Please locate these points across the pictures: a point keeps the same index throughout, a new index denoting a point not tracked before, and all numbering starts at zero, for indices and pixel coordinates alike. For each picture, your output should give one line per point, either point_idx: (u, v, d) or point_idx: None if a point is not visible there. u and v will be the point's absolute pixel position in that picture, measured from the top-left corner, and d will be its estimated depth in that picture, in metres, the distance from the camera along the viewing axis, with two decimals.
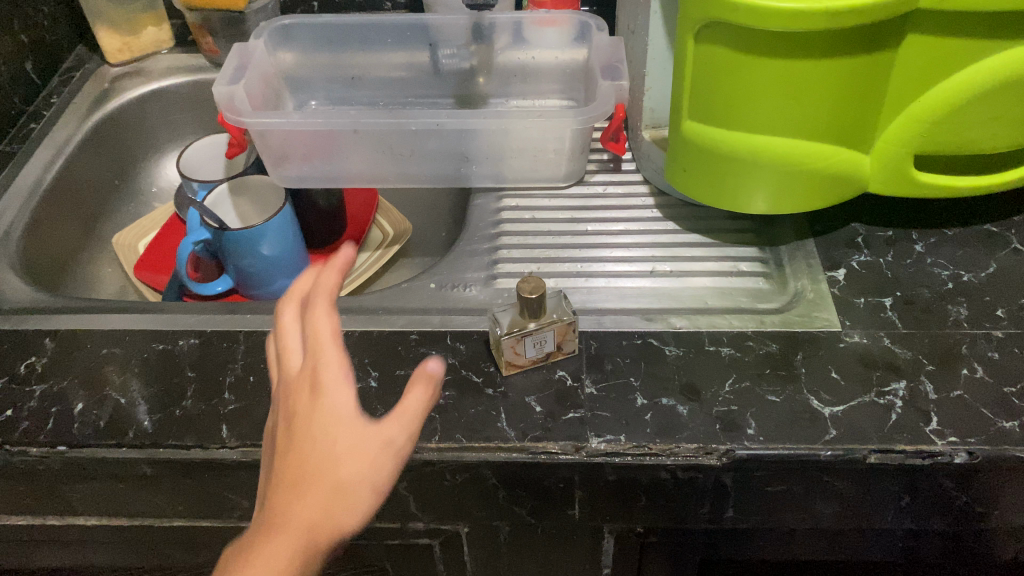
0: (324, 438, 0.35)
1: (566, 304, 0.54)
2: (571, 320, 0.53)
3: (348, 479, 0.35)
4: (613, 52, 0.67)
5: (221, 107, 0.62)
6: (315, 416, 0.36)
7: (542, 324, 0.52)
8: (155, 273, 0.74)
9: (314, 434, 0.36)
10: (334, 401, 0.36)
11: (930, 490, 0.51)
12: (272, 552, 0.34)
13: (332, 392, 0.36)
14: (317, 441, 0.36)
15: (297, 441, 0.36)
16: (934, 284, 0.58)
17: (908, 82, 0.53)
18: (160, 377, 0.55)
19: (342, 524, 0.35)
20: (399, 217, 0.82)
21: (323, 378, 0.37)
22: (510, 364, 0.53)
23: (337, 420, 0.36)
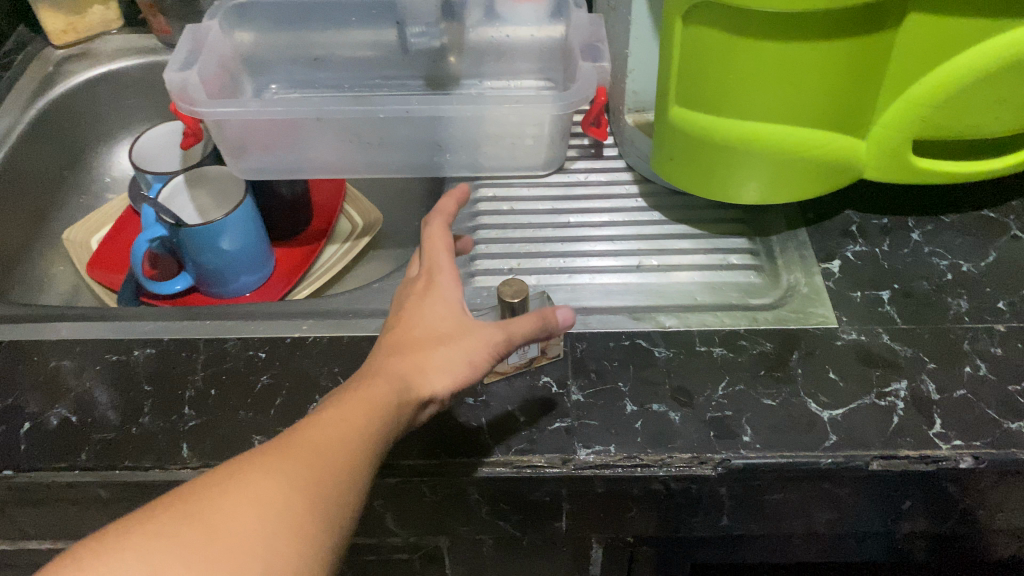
0: (435, 310, 0.43)
1: None
2: None
3: (453, 339, 0.41)
4: (594, 30, 0.63)
5: (173, 95, 0.58)
6: (429, 300, 0.43)
7: None
8: (109, 272, 0.70)
9: (432, 307, 0.43)
10: (450, 292, 0.44)
11: (933, 495, 0.49)
12: (381, 394, 0.38)
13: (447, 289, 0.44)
14: (436, 307, 0.43)
15: (417, 316, 0.43)
16: (932, 275, 0.56)
17: (909, 65, 0.50)
18: (114, 391, 0.51)
19: (446, 371, 0.40)
20: (369, 207, 0.79)
21: (436, 278, 0.45)
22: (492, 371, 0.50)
23: (450, 307, 0.43)
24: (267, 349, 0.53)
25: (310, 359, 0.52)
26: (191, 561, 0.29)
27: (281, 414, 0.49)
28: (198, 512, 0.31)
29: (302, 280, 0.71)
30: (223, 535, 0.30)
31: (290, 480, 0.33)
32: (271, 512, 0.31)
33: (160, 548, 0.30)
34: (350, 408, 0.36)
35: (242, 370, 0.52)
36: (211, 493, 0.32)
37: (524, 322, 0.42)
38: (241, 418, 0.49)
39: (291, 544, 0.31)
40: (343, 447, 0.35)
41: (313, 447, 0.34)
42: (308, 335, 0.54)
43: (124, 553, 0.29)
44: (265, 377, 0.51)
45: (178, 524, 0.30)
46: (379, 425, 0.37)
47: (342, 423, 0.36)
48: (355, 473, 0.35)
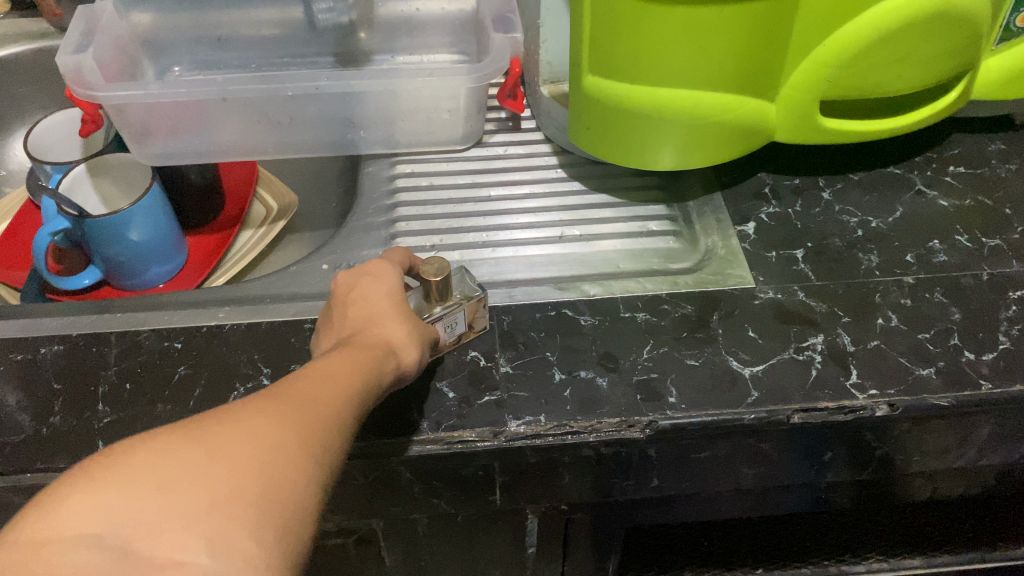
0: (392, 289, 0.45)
1: (470, 280, 0.51)
2: (482, 296, 0.49)
3: (412, 318, 0.44)
4: (504, 0, 0.62)
5: (68, 80, 0.55)
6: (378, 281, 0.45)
7: (451, 305, 0.48)
8: (11, 269, 0.66)
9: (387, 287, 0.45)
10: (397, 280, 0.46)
11: (852, 444, 0.50)
12: (361, 357, 0.38)
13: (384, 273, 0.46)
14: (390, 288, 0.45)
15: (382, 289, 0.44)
16: (844, 232, 0.58)
17: (814, 28, 0.50)
18: (21, 392, 0.49)
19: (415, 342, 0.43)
20: (284, 189, 0.77)
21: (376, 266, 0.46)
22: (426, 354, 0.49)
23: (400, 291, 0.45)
24: (183, 339, 0.51)
25: (229, 347, 0.51)
26: (202, 474, 0.26)
27: (201, 404, 0.48)
28: (202, 432, 0.28)
29: (217, 268, 0.69)
30: (232, 451, 0.28)
31: (291, 416, 0.31)
32: (279, 434, 0.29)
33: (168, 461, 0.26)
34: (332, 368, 0.36)
35: (157, 362, 0.50)
36: (212, 419, 0.29)
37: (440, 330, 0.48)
38: (158, 411, 0.48)
39: (300, 467, 0.29)
40: (336, 397, 0.34)
41: (307, 391, 0.33)
42: (226, 322, 0.52)
43: (125, 467, 0.26)
44: (183, 367, 0.50)
45: (182, 441, 0.27)
46: (362, 386, 0.36)
47: (328, 380, 0.35)
48: (350, 419, 0.33)
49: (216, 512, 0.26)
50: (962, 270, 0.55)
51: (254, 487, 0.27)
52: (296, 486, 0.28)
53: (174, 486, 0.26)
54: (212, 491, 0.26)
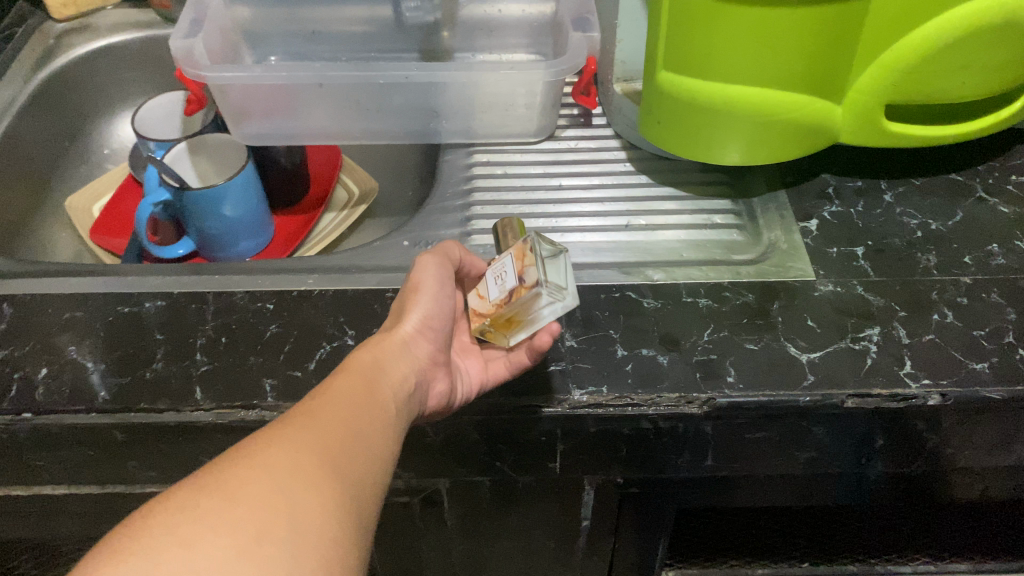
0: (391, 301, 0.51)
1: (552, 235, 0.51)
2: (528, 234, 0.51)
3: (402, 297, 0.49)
4: (583, 3, 0.65)
5: (179, 61, 0.60)
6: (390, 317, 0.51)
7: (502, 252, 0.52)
8: (112, 237, 0.72)
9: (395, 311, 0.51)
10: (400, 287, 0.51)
11: (902, 433, 0.52)
12: (361, 367, 0.42)
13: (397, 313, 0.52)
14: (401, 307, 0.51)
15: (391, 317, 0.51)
16: (904, 233, 0.59)
17: (882, 33, 0.53)
18: (127, 340, 0.53)
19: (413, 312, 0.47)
20: (364, 176, 0.81)
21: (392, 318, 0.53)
22: (478, 316, 0.51)
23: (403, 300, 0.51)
24: (275, 301, 0.56)
25: (316, 310, 0.55)
26: (223, 521, 0.31)
27: (290, 359, 0.52)
28: (215, 483, 0.32)
29: (301, 245, 0.73)
30: (246, 495, 0.32)
31: (296, 446, 0.35)
32: (285, 469, 0.33)
33: (188, 517, 0.31)
34: (337, 388, 0.40)
35: (250, 320, 0.54)
36: (224, 466, 0.33)
37: (448, 245, 0.51)
38: (251, 363, 0.52)
39: (313, 492, 0.33)
40: (341, 415, 0.38)
41: (311, 416, 0.37)
42: (313, 288, 0.56)
43: (152, 530, 0.30)
44: (274, 326, 0.54)
45: (199, 494, 0.32)
46: (367, 396, 0.40)
47: (334, 399, 0.39)
48: (362, 437, 0.38)
49: (241, 554, 0.30)
50: (1020, 274, 0.56)
51: (274, 524, 0.31)
52: (312, 509, 0.33)
53: (196, 538, 0.30)
54: (236, 535, 0.30)
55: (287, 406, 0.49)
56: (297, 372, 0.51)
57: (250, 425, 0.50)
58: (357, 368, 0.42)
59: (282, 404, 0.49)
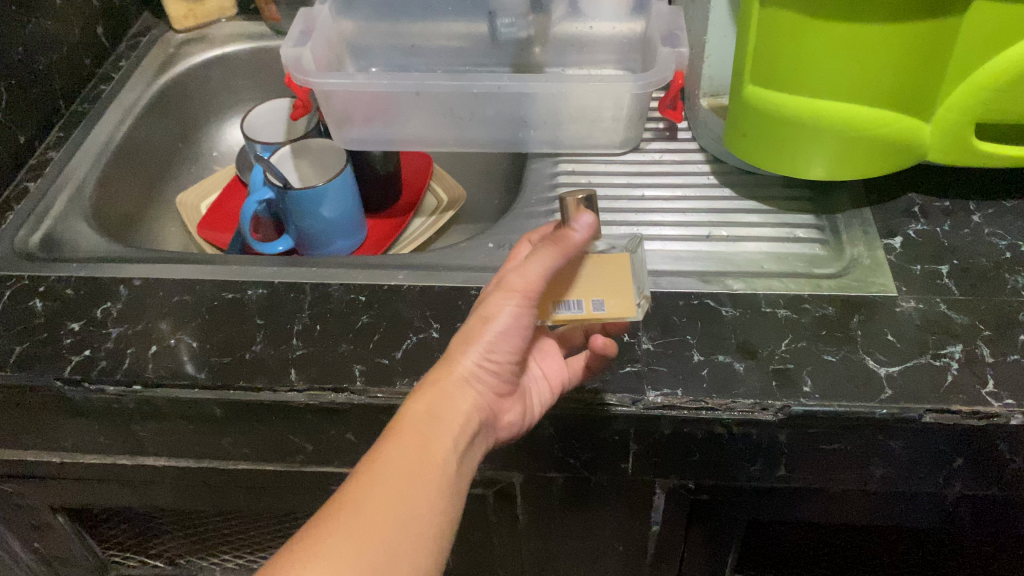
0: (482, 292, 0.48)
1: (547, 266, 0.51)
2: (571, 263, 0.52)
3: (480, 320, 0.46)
4: (673, 20, 0.67)
5: (289, 67, 0.64)
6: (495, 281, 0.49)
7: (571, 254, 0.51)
8: (218, 231, 0.77)
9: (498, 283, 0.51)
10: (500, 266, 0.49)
11: (983, 453, 0.51)
12: (416, 417, 0.43)
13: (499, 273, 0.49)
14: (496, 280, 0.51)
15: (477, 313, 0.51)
16: (991, 253, 0.59)
17: (973, 51, 0.53)
18: (230, 323, 0.57)
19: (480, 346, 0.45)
20: (453, 184, 0.84)
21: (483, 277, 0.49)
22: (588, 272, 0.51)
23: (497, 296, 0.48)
24: (367, 294, 0.59)
25: (405, 304, 0.58)
26: None
27: (379, 347, 0.55)
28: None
29: (391, 246, 0.77)
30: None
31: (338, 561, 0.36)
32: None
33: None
34: (391, 449, 0.41)
35: (344, 310, 0.58)
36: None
37: (532, 267, 0.44)
38: (343, 349, 0.55)
39: None
40: (389, 505, 0.39)
41: (356, 514, 0.38)
42: (403, 283, 0.59)
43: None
44: (365, 317, 0.57)
45: None
46: (423, 462, 0.41)
47: (382, 477, 0.39)
48: (409, 523, 0.39)
49: None
50: None
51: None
52: None
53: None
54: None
55: (374, 391, 0.52)
56: (385, 359, 0.54)
57: (338, 407, 0.53)
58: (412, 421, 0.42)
59: (370, 388, 0.52)
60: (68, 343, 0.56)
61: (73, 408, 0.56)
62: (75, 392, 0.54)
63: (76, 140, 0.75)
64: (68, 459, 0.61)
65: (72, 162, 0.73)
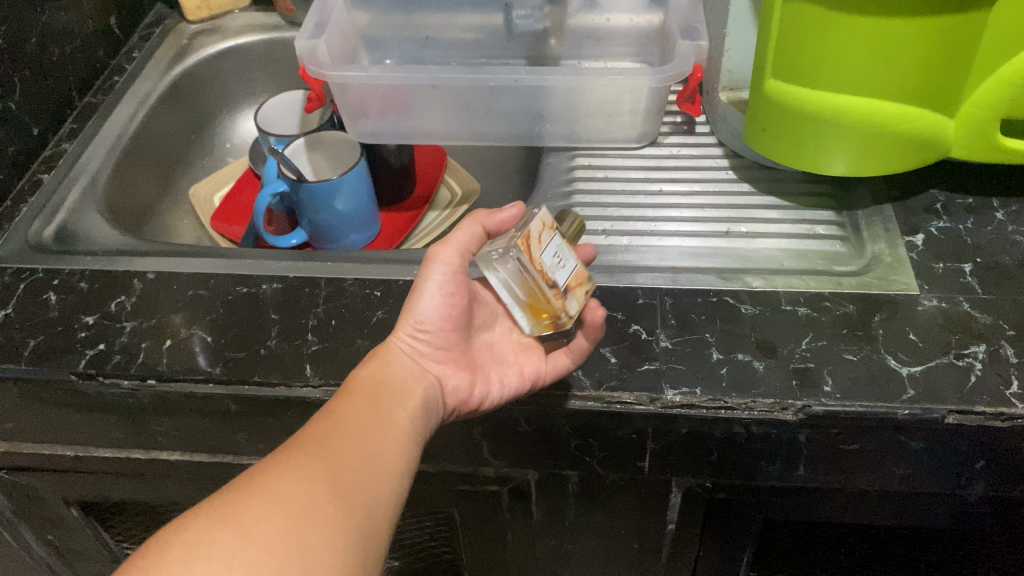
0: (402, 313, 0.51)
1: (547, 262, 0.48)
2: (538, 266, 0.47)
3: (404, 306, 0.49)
4: (692, 12, 0.66)
5: (304, 60, 0.63)
6: (426, 291, 0.48)
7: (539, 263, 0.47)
8: (231, 224, 0.76)
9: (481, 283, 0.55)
10: (433, 273, 0.48)
11: (1006, 455, 0.51)
12: (366, 379, 0.45)
13: (437, 284, 0.48)
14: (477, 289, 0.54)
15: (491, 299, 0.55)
16: (1015, 251, 0.58)
17: (1001, 44, 0.51)
18: (245, 317, 0.57)
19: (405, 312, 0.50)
20: (467, 177, 0.84)
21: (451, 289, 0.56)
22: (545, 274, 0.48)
23: (450, 306, 0.49)
24: (381, 289, 0.59)
25: None
26: (235, 562, 0.33)
27: None
28: (231, 517, 0.35)
29: (405, 241, 0.76)
30: (259, 535, 0.34)
31: (306, 478, 0.37)
32: (295, 507, 0.36)
33: (204, 558, 0.33)
34: (351, 401, 0.43)
35: (359, 305, 0.57)
36: (236, 499, 0.36)
37: (455, 239, 0.49)
38: (358, 345, 0.54)
39: (321, 531, 0.36)
40: (349, 442, 0.40)
41: (329, 442, 0.40)
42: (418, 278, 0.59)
43: (169, 568, 0.33)
44: (381, 312, 0.57)
45: (214, 531, 0.34)
46: (378, 413, 0.43)
47: (343, 419, 0.42)
48: (372, 457, 0.40)
49: None
50: None
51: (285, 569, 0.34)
52: (322, 543, 0.35)
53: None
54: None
55: None
56: None
57: None
58: (368, 384, 0.45)
59: None
60: (82, 337, 0.56)
61: (87, 402, 0.55)
62: (89, 386, 0.54)
63: (89, 133, 0.75)
64: (82, 452, 0.61)
65: (86, 154, 0.72)
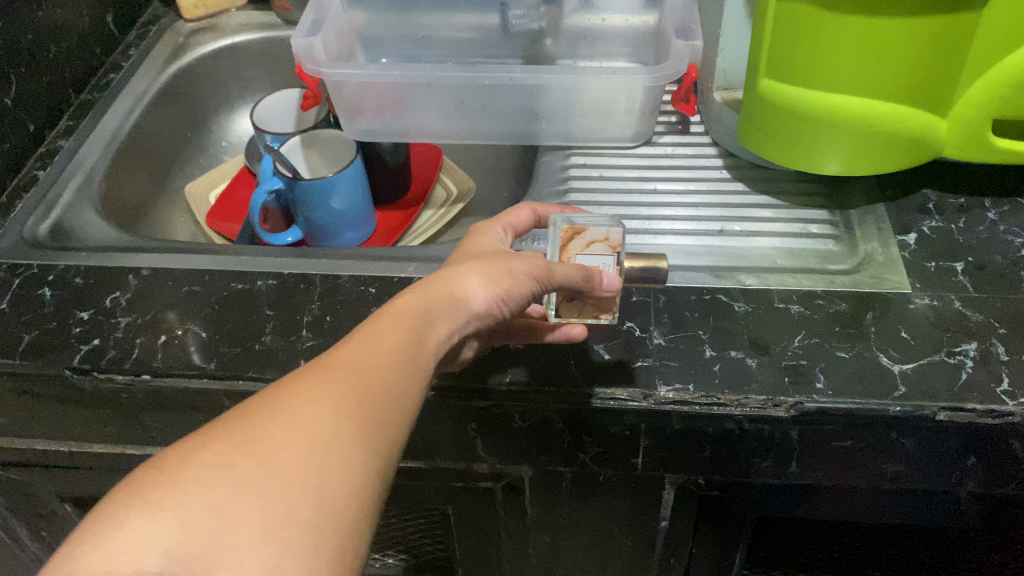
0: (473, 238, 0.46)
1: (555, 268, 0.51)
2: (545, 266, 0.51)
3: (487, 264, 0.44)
4: (687, 13, 0.67)
5: (300, 58, 0.63)
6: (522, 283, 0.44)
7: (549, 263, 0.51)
8: (226, 222, 0.76)
9: (487, 236, 0.49)
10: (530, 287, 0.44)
11: (996, 452, 0.51)
12: (410, 303, 0.40)
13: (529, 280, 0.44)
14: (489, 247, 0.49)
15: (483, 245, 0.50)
16: (1007, 251, 0.58)
17: (994, 43, 0.52)
18: (240, 313, 0.57)
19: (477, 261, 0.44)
20: (462, 176, 0.84)
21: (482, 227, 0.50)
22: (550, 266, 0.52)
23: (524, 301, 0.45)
24: (377, 286, 0.59)
25: None
26: (253, 491, 0.29)
27: None
28: (253, 440, 0.31)
29: (400, 239, 0.76)
30: (281, 465, 0.31)
31: (333, 407, 0.33)
32: (325, 439, 0.32)
33: (223, 482, 0.29)
34: (388, 324, 0.38)
35: (354, 301, 0.57)
36: (260, 422, 0.32)
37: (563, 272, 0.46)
38: None
39: (342, 470, 0.31)
40: (382, 372, 0.36)
41: (360, 373, 0.35)
42: (413, 275, 0.59)
43: (185, 486, 0.30)
44: (375, 308, 0.57)
45: (235, 454, 0.31)
46: (416, 343, 0.38)
47: (376, 346, 0.37)
48: (402, 395, 0.36)
49: (270, 533, 0.29)
50: None
51: (303, 503, 0.30)
52: (342, 483, 0.31)
53: (230, 513, 0.29)
54: (264, 512, 0.29)
55: None
56: None
57: None
58: (410, 308, 0.39)
59: None
60: (77, 332, 0.56)
61: (82, 397, 0.55)
62: (83, 381, 0.54)
63: (85, 130, 0.75)
64: (77, 448, 0.61)
65: (81, 151, 0.72)
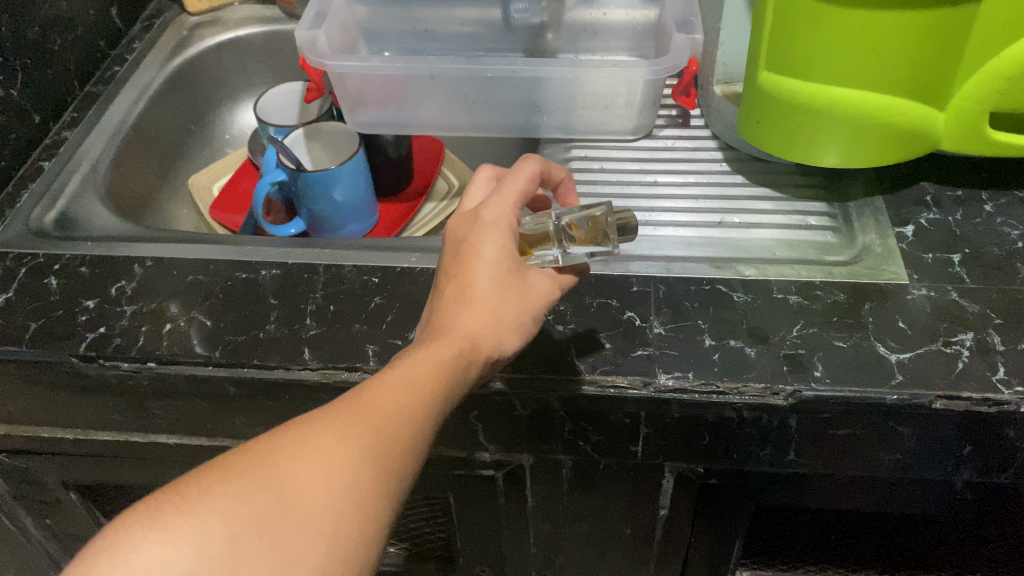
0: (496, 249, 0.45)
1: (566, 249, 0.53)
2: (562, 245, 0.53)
3: (510, 291, 0.44)
4: (687, 6, 0.67)
5: (304, 49, 0.64)
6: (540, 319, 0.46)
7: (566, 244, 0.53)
8: (230, 213, 0.77)
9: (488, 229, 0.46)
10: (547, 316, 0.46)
11: (992, 441, 0.52)
12: (449, 340, 0.42)
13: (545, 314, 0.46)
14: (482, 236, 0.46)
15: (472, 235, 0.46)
16: (1003, 243, 0.59)
17: (991, 37, 0.52)
18: (244, 302, 0.58)
19: (503, 288, 0.44)
20: (464, 169, 0.85)
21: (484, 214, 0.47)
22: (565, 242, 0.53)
23: None
24: (380, 276, 0.59)
25: (417, 286, 0.58)
26: (268, 534, 0.33)
27: (392, 327, 0.55)
28: (276, 479, 0.34)
29: (403, 231, 0.77)
30: (299, 508, 0.34)
31: (358, 456, 0.36)
32: (342, 487, 0.35)
33: (241, 519, 0.33)
34: (424, 365, 0.40)
35: (357, 291, 0.58)
36: (283, 461, 0.35)
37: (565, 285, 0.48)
38: (356, 329, 0.55)
39: (354, 520, 0.35)
40: (409, 421, 0.38)
41: (389, 419, 0.37)
42: (416, 265, 0.60)
43: (207, 512, 0.33)
44: (378, 298, 0.57)
45: (257, 491, 0.34)
46: (447, 391, 0.40)
47: (408, 389, 0.39)
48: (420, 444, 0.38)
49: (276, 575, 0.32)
50: None
51: (311, 550, 0.33)
52: (351, 533, 0.34)
53: (242, 552, 0.32)
54: (274, 554, 0.32)
55: None
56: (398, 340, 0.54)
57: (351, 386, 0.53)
58: (444, 348, 0.41)
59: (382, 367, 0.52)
60: (83, 320, 0.56)
61: (87, 384, 0.56)
62: (89, 368, 0.54)
63: (89, 122, 0.75)
64: (82, 435, 0.61)
65: (86, 143, 0.73)
